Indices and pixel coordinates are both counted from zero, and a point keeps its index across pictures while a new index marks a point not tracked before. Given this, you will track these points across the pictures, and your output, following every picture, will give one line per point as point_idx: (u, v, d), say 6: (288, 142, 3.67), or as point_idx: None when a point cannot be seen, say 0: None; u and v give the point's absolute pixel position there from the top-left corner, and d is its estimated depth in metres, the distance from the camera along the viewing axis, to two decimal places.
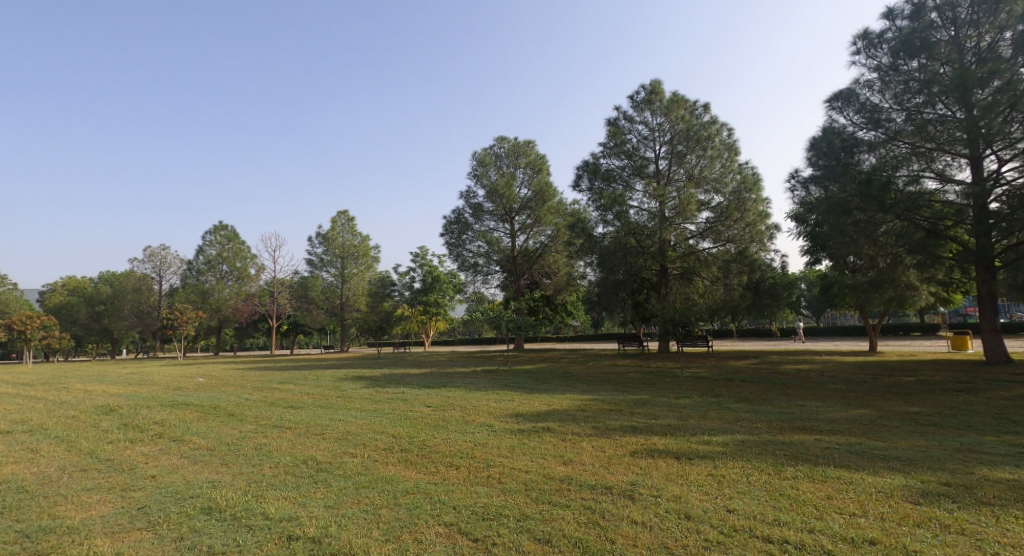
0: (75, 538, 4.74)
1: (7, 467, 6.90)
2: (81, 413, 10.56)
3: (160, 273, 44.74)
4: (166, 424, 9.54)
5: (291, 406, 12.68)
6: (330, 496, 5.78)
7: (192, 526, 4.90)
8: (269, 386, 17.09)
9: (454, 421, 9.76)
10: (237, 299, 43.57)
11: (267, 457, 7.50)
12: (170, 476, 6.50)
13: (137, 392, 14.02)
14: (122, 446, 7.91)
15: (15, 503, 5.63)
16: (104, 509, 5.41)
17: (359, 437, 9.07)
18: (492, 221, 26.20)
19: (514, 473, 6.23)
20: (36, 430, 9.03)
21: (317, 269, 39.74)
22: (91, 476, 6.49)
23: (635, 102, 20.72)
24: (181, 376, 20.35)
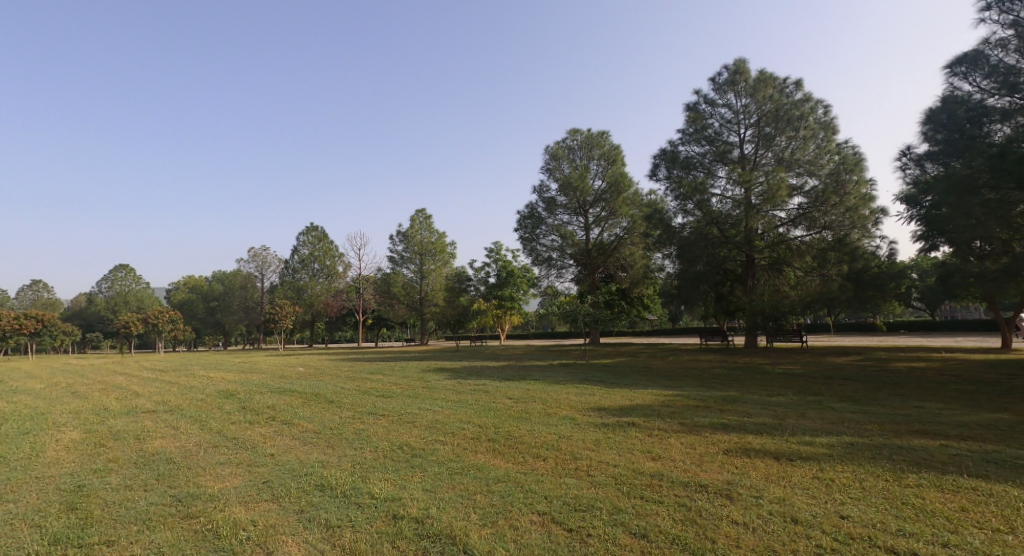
0: (215, 505, 5.29)
1: (154, 440, 7.84)
2: (207, 396, 11.77)
3: (261, 272, 48.27)
4: (276, 408, 10.41)
5: (381, 395, 13.36)
6: (427, 480, 6.03)
7: (309, 501, 5.30)
8: (361, 376, 18.08)
9: (538, 413, 9.83)
10: (327, 295, 46.42)
11: (366, 442, 7.96)
12: (286, 454, 7.08)
13: (249, 379, 15.39)
14: (243, 427, 8.72)
15: (165, 472, 6.37)
16: (235, 481, 5.99)
17: (447, 425, 9.37)
18: (565, 214, 26.03)
19: (601, 466, 6.18)
20: (170, 410, 10.17)
21: (398, 265, 41.37)
22: (222, 452, 7.21)
23: (716, 83, 19.73)
24: (286, 365, 22.11)
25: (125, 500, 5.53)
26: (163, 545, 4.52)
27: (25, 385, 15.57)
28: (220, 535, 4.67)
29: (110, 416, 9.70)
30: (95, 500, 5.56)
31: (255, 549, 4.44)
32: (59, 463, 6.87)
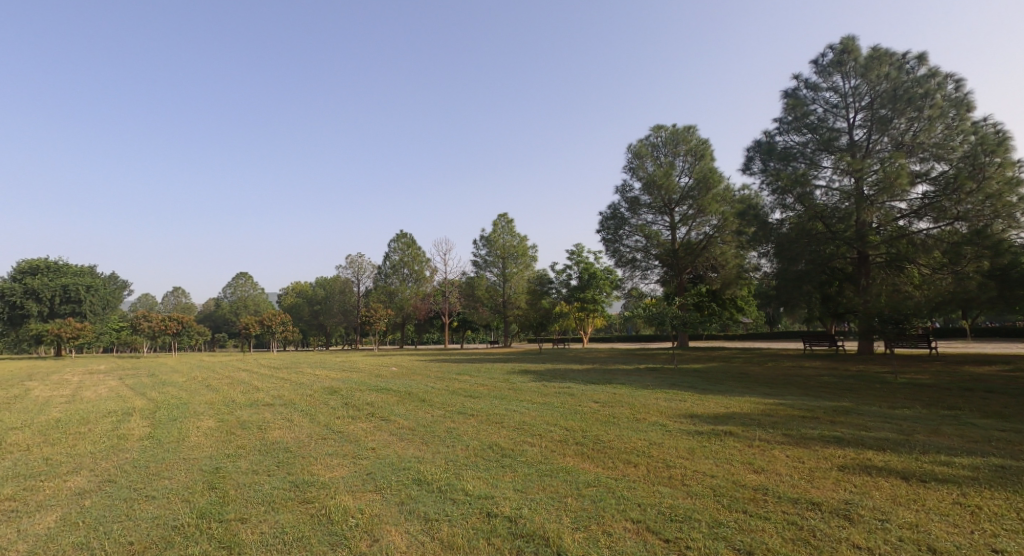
0: (327, 492, 5.71)
1: (273, 431, 8.58)
2: (314, 392, 12.72)
3: (357, 277, 51.35)
4: (374, 405, 11.01)
5: (469, 395, 13.70)
6: (517, 481, 6.11)
7: (409, 494, 5.56)
8: (450, 376, 18.66)
9: (626, 418, 9.62)
10: (416, 298, 48.45)
11: (458, 440, 8.19)
12: (385, 449, 7.48)
13: (350, 377, 16.43)
14: (347, 421, 9.30)
15: (283, 460, 6.96)
16: (342, 472, 6.41)
17: (535, 427, 9.40)
18: (650, 214, 25.30)
19: (698, 476, 5.92)
20: (284, 403, 11.09)
21: (482, 269, 42.23)
22: (329, 444, 7.75)
23: (820, 66, 18.36)
24: (382, 364, 23.36)
25: (252, 483, 6.13)
26: (286, 525, 4.96)
27: (166, 378, 17.71)
28: (332, 520, 5.04)
29: (235, 408, 10.75)
30: (229, 481, 6.21)
31: (364, 535, 4.74)
32: (199, 446, 7.74)
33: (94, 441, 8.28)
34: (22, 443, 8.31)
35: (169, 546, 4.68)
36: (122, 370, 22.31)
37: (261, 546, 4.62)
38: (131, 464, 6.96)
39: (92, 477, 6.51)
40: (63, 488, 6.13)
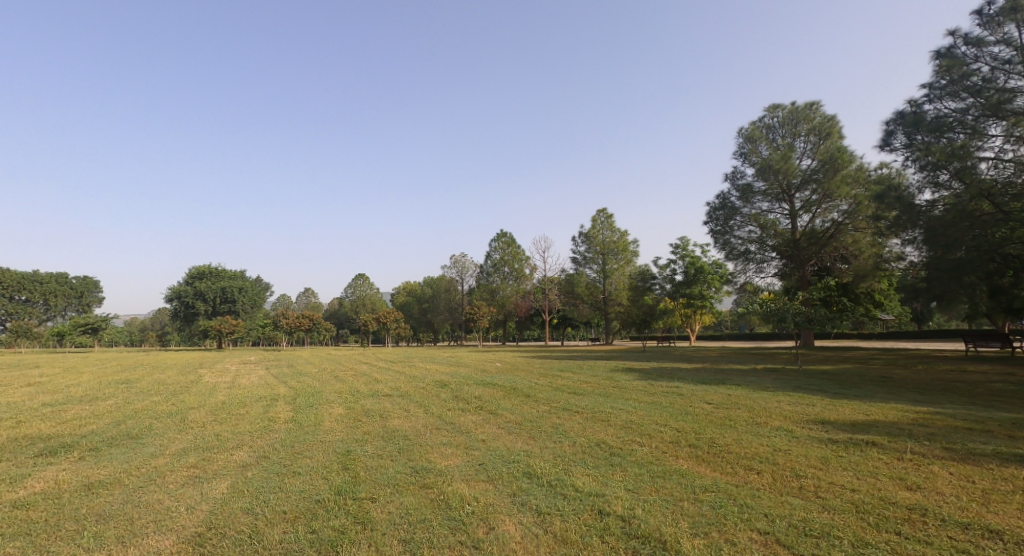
0: (445, 480, 5.95)
1: (393, 419, 9.10)
2: (426, 385, 13.33)
3: (461, 276, 53.27)
4: (482, 399, 11.30)
5: (574, 392, 13.58)
6: (628, 480, 5.92)
7: (520, 486, 5.64)
8: (553, 373, 18.67)
9: (745, 421, 8.97)
10: (517, 296, 49.21)
11: (565, 436, 8.12)
12: (494, 441, 7.63)
13: (458, 371, 17.07)
14: (457, 413, 9.63)
15: (403, 447, 7.35)
16: (456, 461, 6.66)
17: (643, 427, 9.07)
18: (765, 202, 23.54)
19: (836, 488, 5.36)
20: (400, 394, 11.74)
21: (581, 266, 41.83)
22: (443, 434, 8.06)
23: (984, 17, 15.86)
24: (488, 360, 24.02)
25: (378, 466, 6.55)
26: (409, 509, 5.25)
27: (301, 370, 19.61)
28: (451, 506, 5.27)
29: (359, 397, 11.58)
30: (359, 463, 6.68)
31: (480, 524, 4.88)
32: (332, 431, 8.42)
33: (250, 421, 9.33)
34: (196, 421, 9.58)
35: (314, 518, 5.14)
36: (266, 361, 25.08)
37: (390, 526, 4.93)
38: (280, 443, 7.73)
39: (250, 452, 7.32)
40: (230, 461, 6.95)
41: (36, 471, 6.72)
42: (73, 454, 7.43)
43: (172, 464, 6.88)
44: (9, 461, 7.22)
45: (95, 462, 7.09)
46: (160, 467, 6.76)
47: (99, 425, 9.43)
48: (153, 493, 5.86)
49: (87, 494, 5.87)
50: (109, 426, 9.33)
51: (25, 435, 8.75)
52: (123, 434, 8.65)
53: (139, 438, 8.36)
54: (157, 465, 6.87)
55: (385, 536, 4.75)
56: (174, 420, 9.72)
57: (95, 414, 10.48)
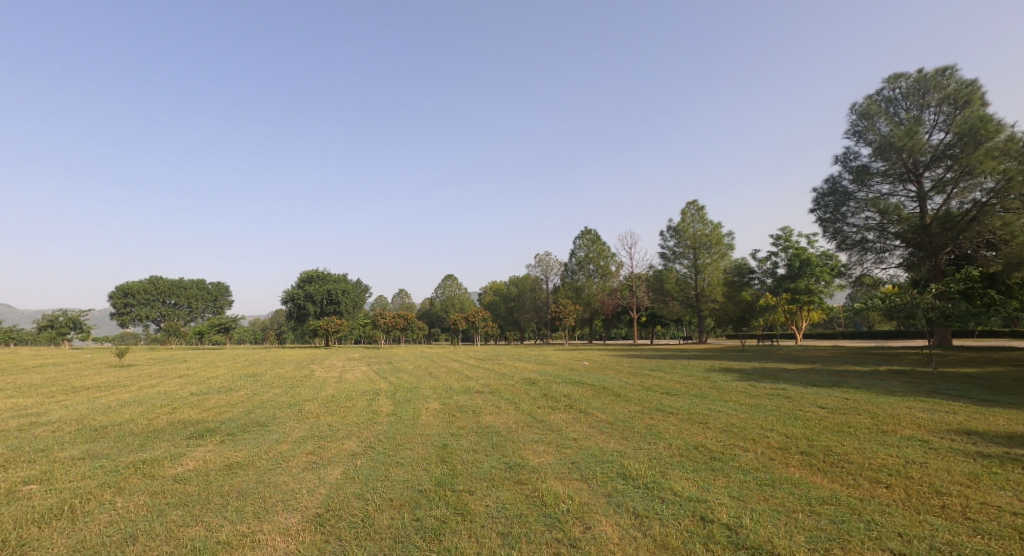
0: (539, 477, 5.98)
1: (486, 415, 9.20)
2: (515, 382, 13.38)
3: (546, 274, 53.42)
4: (571, 397, 11.15)
5: (667, 393, 13.00)
6: (732, 487, 5.62)
7: (616, 488, 5.56)
8: (643, 372, 18.05)
9: (865, 428, 8.13)
10: (603, 293, 48.37)
11: (659, 437, 7.77)
12: (586, 440, 7.51)
13: (547, 370, 17.02)
14: (547, 411, 9.56)
15: (497, 442, 7.42)
16: (549, 458, 6.65)
17: (746, 431, 8.47)
18: (884, 184, 21.32)
19: (987, 508, 4.72)
20: (491, 392, 11.87)
21: (671, 261, 40.27)
22: (534, 431, 8.04)
23: None
24: (576, 358, 23.81)
25: (474, 460, 6.65)
26: (505, 503, 5.29)
27: (398, 366, 20.52)
28: (545, 503, 5.26)
29: (453, 393, 11.86)
30: (456, 457, 6.81)
31: (577, 523, 4.85)
32: (430, 424, 8.69)
33: (356, 414, 9.86)
34: (311, 411, 10.29)
35: (418, 506, 5.32)
36: (366, 358, 26.56)
37: (488, 518, 5.01)
38: (384, 435, 8.08)
39: (359, 442, 7.71)
40: (342, 449, 7.37)
41: (187, 451, 7.51)
42: (215, 438, 8.24)
43: (293, 450, 7.42)
44: (168, 441, 8.15)
45: (233, 445, 7.81)
46: (284, 452, 7.32)
47: (233, 412, 10.42)
48: (280, 475, 6.35)
49: (228, 473, 6.46)
50: (241, 414, 10.28)
51: (176, 419, 9.86)
52: (253, 421, 9.48)
53: (266, 425, 9.11)
54: (281, 450, 7.43)
55: (484, 528, 4.82)
56: (293, 410, 10.51)
57: (228, 403, 11.61)
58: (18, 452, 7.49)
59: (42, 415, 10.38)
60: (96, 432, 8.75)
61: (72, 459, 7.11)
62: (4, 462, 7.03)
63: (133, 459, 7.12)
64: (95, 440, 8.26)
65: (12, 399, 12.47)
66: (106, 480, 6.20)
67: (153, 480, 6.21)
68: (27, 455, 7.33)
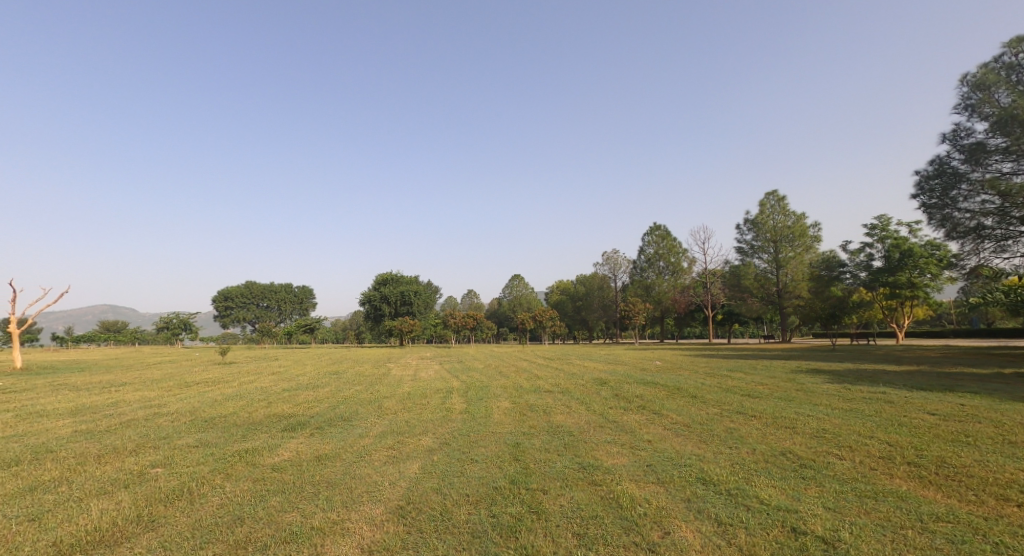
0: (613, 478, 5.83)
1: (557, 415, 9.07)
2: (585, 382, 13.13)
3: (614, 273, 50.99)
4: (644, 398, 10.76)
5: (748, 395, 12.26)
6: (827, 497, 5.22)
7: (695, 493, 5.36)
8: (721, 373, 17.17)
9: (983, 437, 7.27)
10: (674, 291, 46.89)
11: (741, 442, 7.31)
12: (661, 443, 7.21)
13: (619, 369, 16.63)
14: (620, 412, 9.28)
15: (569, 442, 7.29)
16: (623, 460, 6.47)
17: (840, 437, 7.78)
18: (1005, 162, 18.93)
19: None
20: (561, 391, 11.72)
21: (748, 256, 38.41)
22: (606, 431, 7.84)
23: None
24: (647, 358, 23.14)
25: (547, 459, 6.55)
26: (580, 503, 5.18)
27: (469, 365, 20.85)
28: (622, 506, 5.11)
29: (523, 392, 11.82)
30: (529, 455, 6.74)
31: (655, 527, 4.68)
32: (502, 423, 8.67)
33: (432, 410, 10.06)
34: (390, 408, 10.61)
35: (494, 502, 5.29)
36: (439, 357, 27.23)
37: (563, 518, 4.91)
38: (458, 432, 8.15)
39: (435, 438, 7.83)
40: (420, 444, 7.52)
41: (283, 442, 7.95)
42: (306, 431, 8.67)
43: (375, 444, 7.64)
44: (265, 432, 8.67)
45: (321, 438, 8.18)
46: (367, 445, 7.56)
47: (321, 407, 10.96)
48: (364, 467, 6.55)
49: (318, 464, 6.76)
50: (327, 409, 10.78)
51: (272, 413, 10.49)
52: (338, 416, 9.90)
53: (350, 420, 9.47)
54: (364, 444, 7.68)
55: (560, 527, 4.74)
56: (374, 406, 10.89)
57: (315, 399, 12.24)
58: (143, 439, 8.24)
59: (161, 406, 11.43)
60: (205, 423, 9.48)
61: (187, 447, 7.71)
62: (134, 447, 7.75)
63: (238, 448, 7.63)
64: (205, 429, 8.95)
65: (136, 392, 13.85)
66: (216, 467, 6.67)
67: (255, 468, 6.60)
68: (151, 441, 8.05)
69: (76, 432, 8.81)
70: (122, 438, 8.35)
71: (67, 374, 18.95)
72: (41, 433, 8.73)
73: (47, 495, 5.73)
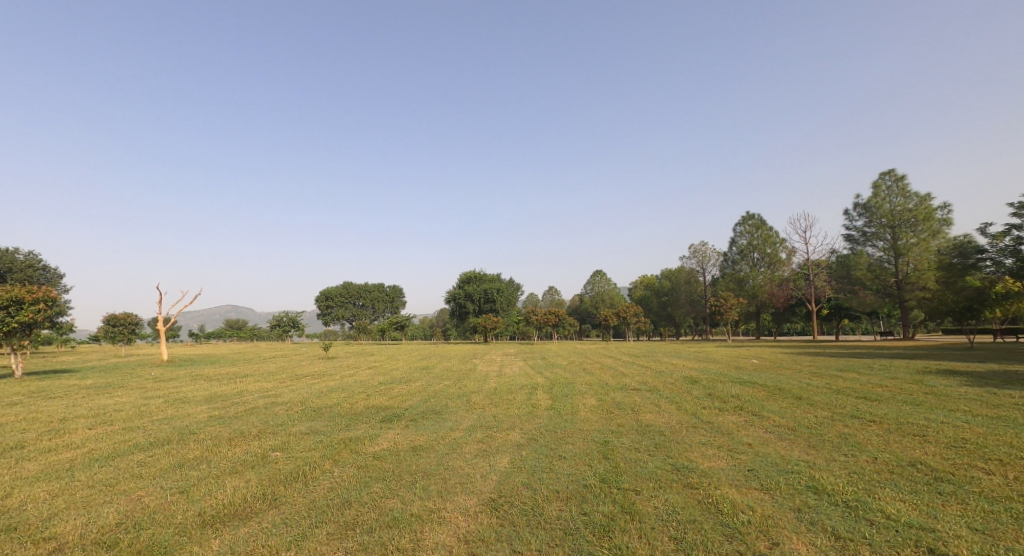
0: (711, 482, 5.44)
1: (645, 414, 8.67)
2: (675, 380, 12.53)
3: (703, 266, 50.13)
4: (741, 398, 10.02)
5: (864, 398, 11.04)
6: (973, 516, 4.52)
7: (808, 502, 4.86)
8: (829, 373, 15.71)
9: None
10: (771, 284, 43.62)
11: (858, 449, 6.53)
12: (763, 447, 6.64)
13: (711, 367, 15.76)
14: (714, 412, 8.71)
15: (661, 442, 6.93)
16: (722, 463, 6.03)
17: (984, 448, 6.74)
18: None
19: None
20: (649, 389, 11.22)
21: (860, 245, 35.24)
22: (701, 432, 7.36)
23: None
24: (743, 357, 21.61)
25: (637, 459, 6.24)
26: (677, 506, 4.87)
27: (553, 361, 20.71)
28: (723, 511, 4.76)
29: (609, 390, 11.47)
30: (617, 454, 6.47)
31: (761, 537, 4.33)
32: (589, 420, 8.43)
33: (518, 406, 10.04)
34: (479, 402, 10.74)
35: (585, 500, 5.11)
36: (523, 353, 27.27)
37: (659, 520, 4.64)
38: (545, 428, 8.04)
39: (523, 433, 7.76)
40: (508, 439, 7.49)
41: (381, 432, 8.28)
42: (402, 422, 8.96)
43: (465, 437, 7.72)
44: (365, 423, 9.08)
45: (415, 429, 8.42)
46: (457, 438, 7.65)
47: (414, 400, 11.34)
48: (456, 459, 6.62)
49: (414, 454, 6.93)
50: (420, 402, 11.13)
51: (371, 404, 11.00)
52: (431, 409, 10.16)
53: (441, 414, 9.68)
54: (454, 437, 7.78)
55: (655, 530, 4.49)
56: (463, 401, 11.09)
57: (407, 392, 12.68)
58: (264, 425, 8.95)
59: (277, 396, 12.40)
60: (314, 412, 10.13)
61: (300, 434, 8.24)
62: (257, 432, 8.43)
63: (342, 436, 8.04)
64: (314, 418, 9.56)
65: (254, 382, 15.17)
66: (325, 452, 7.06)
67: (358, 456, 6.90)
68: (270, 428, 8.72)
69: (211, 416, 9.74)
70: (247, 423, 9.12)
71: (198, 367, 21.13)
72: (184, 417, 9.76)
73: (191, 471, 6.34)
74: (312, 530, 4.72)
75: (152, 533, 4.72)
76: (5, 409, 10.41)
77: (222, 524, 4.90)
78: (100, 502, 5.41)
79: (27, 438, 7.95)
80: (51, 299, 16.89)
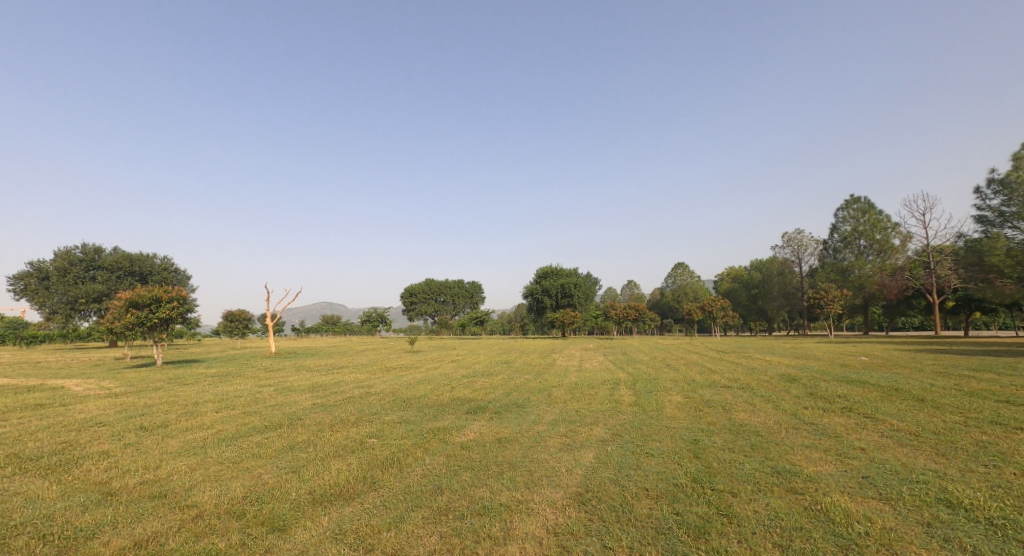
0: (820, 488, 5.02)
1: (739, 413, 8.19)
2: (771, 378, 11.73)
3: (799, 256, 46.83)
4: (850, 399, 9.18)
5: (1001, 401, 9.69)
6: None
7: (939, 516, 4.34)
8: (954, 373, 13.98)
9: None
10: (881, 274, 39.60)
11: (998, 460, 5.74)
12: (879, 453, 6.03)
13: (812, 365, 14.60)
14: (818, 413, 8.05)
15: (758, 443, 6.50)
16: (830, 468, 5.55)
17: None
18: None
19: None
20: (741, 387, 10.60)
21: (995, 227, 31.40)
22: (805, 434, 6.82)
23: None
24: (849, 353, 19.75)
25: (732, 459, 5.90)
26: (780, 511, 4.55)
27: (635, 356, 20.21)
28: (835, 520, 4.37)
29: (696, 386, 10.97)
30: (710, 454, 6.14)
31: (882, 551, 3.95)
32: (678, 417, 8.10)
33: (601, 401, 9.86)
34: (561, 396, 10.70)
35: (677, 499, 4.90)
36: (602, 349, 26.87)
37: (761, 525, 4.36)
38: (631, 424, 7.82)
39: (607, 429, 7.60)
40: (593, 434, 7.36)
41: (467, 424, 8.48)
42: (486, 414, 9.13)
43: (549, 431, 7.70)
44: (452, 414, 9.35)
45: (500, 422, 8.53)
46: (541, 432, 7.65)
47: (497, 393, 11.52)
48: (541, 452, 6.61)
49: (500, 446, 7.02)
50: (503, 395, 11.28)
51: (457, 396, 11.32)
52: (514, 402, 10.26)
53: (524, 407, 9.74)
54: (539, 430, 7.79)
55: (756, 535, 4.23)
56: (545, 395, 11.10)
57: (490, 385, 12.90)
58: (360, 413, 9.49)
59: (370, 386, 13.13)
60: (404, 403, 10.60)
61: (393, 423, 8.65)
62: (354, 419, 8.96)
63: (432, 426, 8.33)
64: (404, 408, 9.99)
65: (349, 374, 16.18)
66: (416, 441, 7.35)
67: (447, 445, 7.12)
68: (364, 416, 9.23)
69: (314, 404, 10.51)
70: (345, 411, 9.73)
71: (300, 358, 22.88)
72: (291, 403, 10.61)
73: (300, 453, 6.85)
74: (409, 514, 4.92)
75: (272, 507, 5.16)
76: (146, 394, 11.87)
77: (329, 502, 5.25)
78: (228, 476, 6.00)
79: (167, 418, 9.03)
80: (183, 298, 18.95)
